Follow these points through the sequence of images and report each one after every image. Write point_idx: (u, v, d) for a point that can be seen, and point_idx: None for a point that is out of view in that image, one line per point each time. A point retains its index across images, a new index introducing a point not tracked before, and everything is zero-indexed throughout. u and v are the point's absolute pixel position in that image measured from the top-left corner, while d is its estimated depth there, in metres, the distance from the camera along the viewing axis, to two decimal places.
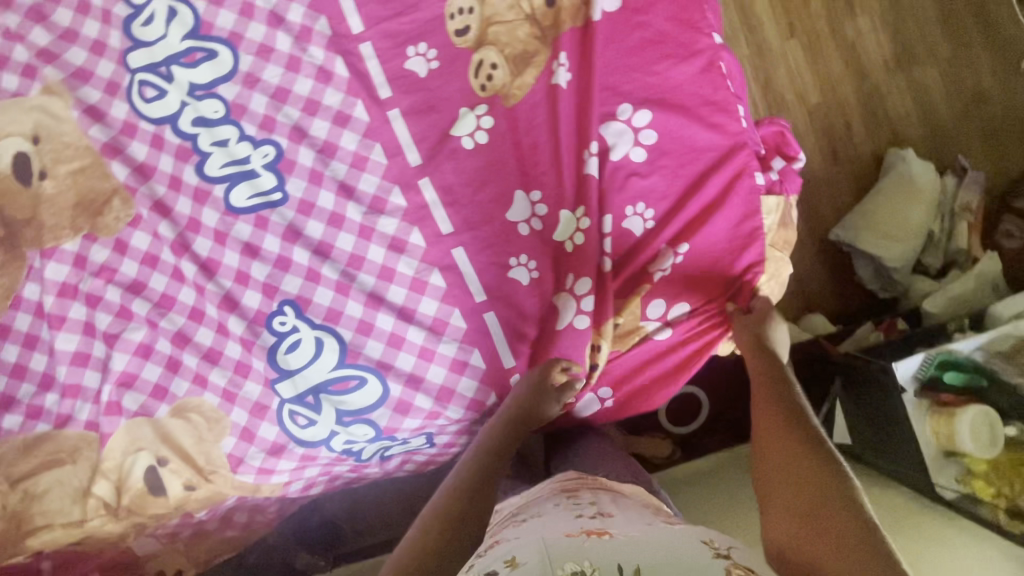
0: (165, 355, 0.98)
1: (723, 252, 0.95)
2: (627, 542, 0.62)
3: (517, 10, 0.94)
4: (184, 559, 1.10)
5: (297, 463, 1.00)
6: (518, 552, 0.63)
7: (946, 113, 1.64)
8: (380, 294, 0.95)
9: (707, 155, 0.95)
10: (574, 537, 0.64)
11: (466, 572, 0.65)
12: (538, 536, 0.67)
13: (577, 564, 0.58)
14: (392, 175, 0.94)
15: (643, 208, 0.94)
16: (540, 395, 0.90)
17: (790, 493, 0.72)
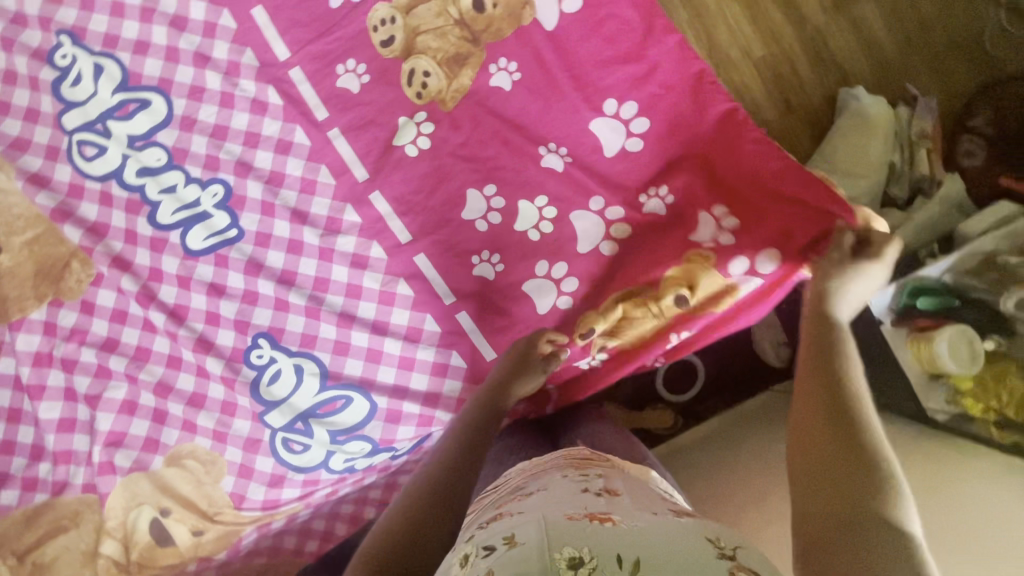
0: (149, 407, 0.98)
1: (769, 202, 0.88)
2: (633, 531, 0.54)
3: (445, 16, 0.92)
4: None
5: (300, 490, 0.99)
6: (518, 530, 0.56)
7: (890, 45, 1.65)
8: (351, 312, 0.95)
9: (701, 123, 0.90)
10: (577, 520, 0.56)
11: (461, 546, 0.58)
12: (541, 511, 0.60)
13: (575, 549, 0.51)
14: (342, 194, 0.94)
15: (660, 189, 0.92)
16: (525, 364, 0.86)
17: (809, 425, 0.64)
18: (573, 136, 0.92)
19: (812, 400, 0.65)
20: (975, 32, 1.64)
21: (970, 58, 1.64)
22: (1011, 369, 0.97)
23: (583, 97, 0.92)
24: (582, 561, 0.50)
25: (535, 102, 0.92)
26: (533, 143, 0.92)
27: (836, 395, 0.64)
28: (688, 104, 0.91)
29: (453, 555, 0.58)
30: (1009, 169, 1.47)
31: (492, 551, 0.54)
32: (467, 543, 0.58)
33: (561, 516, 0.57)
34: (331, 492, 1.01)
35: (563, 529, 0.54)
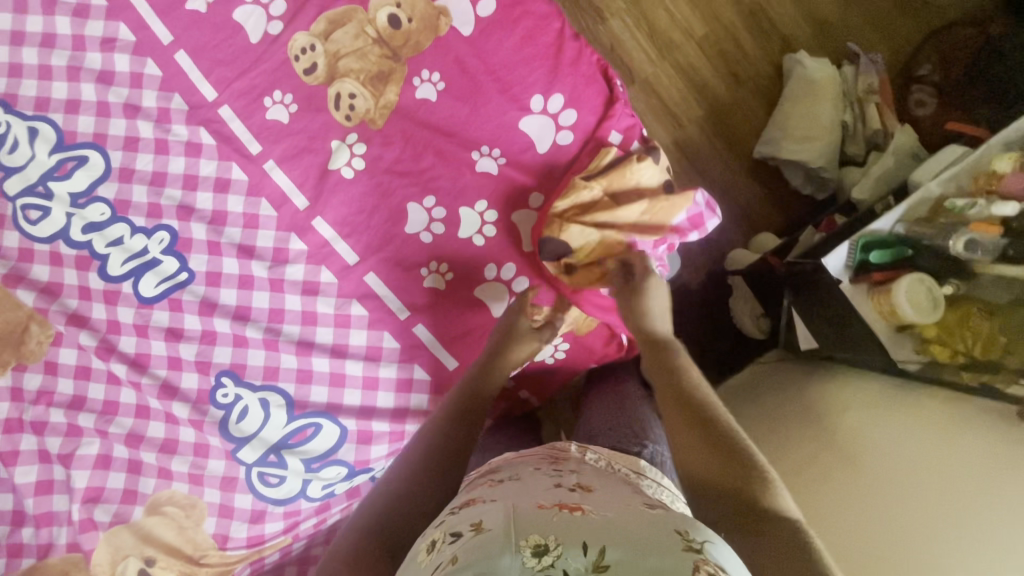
0: (124, 459, 0.98)
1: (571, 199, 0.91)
2: (602, 522, 0.53)
3: (364, 37, 0.93)
4: None
5: (283, 522, 0.99)
6: (487, 517, 0.56)
7: (827, 7, 1.65)
8: (308, 340, 0.96)
9: (603, 116, 0.93)
10: (545, 510, 0.56)
11: (438, 526, 0.59)
12: (509, 500, 0.59)
13: (540, 536, 0.50)
14: (285, 224, 0.95)
15: None
16: (511, 336, 0.89)
17: (687, 435, 0.71)
18: (504, 137, 0.93)
19: (679, 412, 0.74)
20: None
21: (910, 10, 1.64)
22: (973, 310, 0.97)
23: (509, 98, 0.92)
24: (546, 550, 0.49)
25: (463, 110, 0.93)
26: (466, 149, 0.93)
27: (696, 402, 0.74)
28: (613, 98, 0.93)
29: (422, 540, 0.59)
30: (959, 116, 1.46)
31: (460, 537, 0.53)
32: (437, 529, 0.59)
33: (530, 506, 0.57)
34: (317, 522, 1.01)
35: (530, 520, 0.54)
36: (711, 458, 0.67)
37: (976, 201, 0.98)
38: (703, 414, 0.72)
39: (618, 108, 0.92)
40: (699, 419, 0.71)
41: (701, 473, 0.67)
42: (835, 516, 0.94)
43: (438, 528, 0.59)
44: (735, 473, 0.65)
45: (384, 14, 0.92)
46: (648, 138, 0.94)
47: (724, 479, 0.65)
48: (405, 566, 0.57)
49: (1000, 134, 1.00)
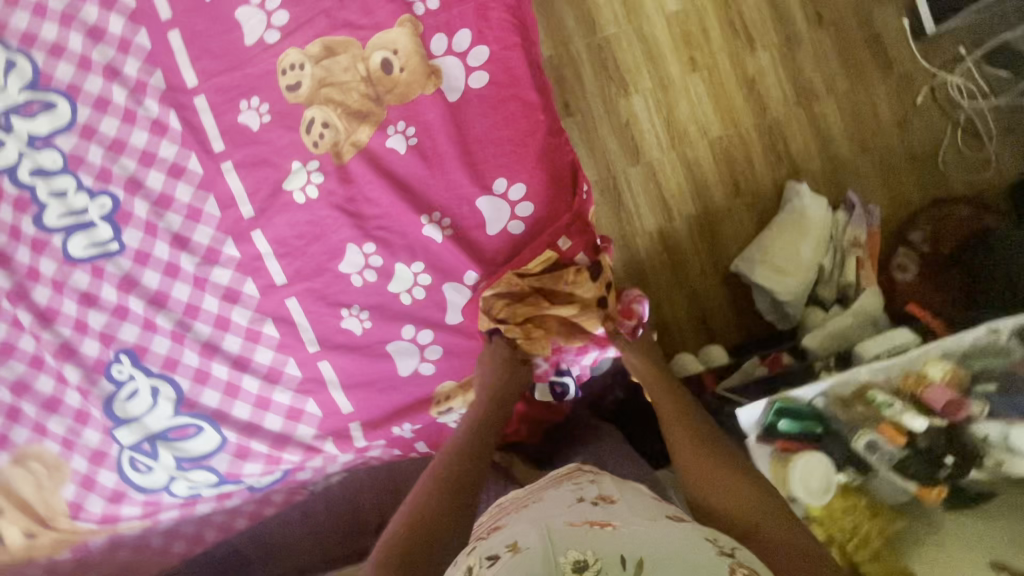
0: (4, 404, 0.98)
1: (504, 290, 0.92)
2: (633, 533, 0.56)
3: (353, 71, 0.93)
4: None
5: (140, 509, 0.99)
6: (521, 537, 0.58)
7: (845, 149, 1.57)
8: (215, 343, 0.96)
9: (559, 219, 0.93)
10: (578, 525, 0.58)
11: (472, 553, 0.62)
12: (539, 518, 0.61)
13: (578, 552, 0.52)
14: (225, 227, 0.95)
15: None
16: (507, 366, 0.91)
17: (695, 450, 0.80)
18: (457, 208, 0.93)
19: (683, 429, 0.83)
20: (930, 149, 1.55)
21: (920, 172, 1.56)
22: (861, 504, 0.97)
23: (473, 173, 0.92)
24: (586, 562, 0.51)
25: (427, 171, 0.93)
26: (417, 209, 0.93)
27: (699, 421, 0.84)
28: (571, 205, 0.94)
29: (458, 568, 0.60)
30: (931, 295, 1.39)
31: (499, 558, 0.55)
32: (472, 555, 0.60)
33: (562, 521, 0.59)
34: (179, 514, 1.01)
35: (564, 535, 0.55)
36: (717, 466, 0.76)
37: (895, 401, 0.98)
38: (709, 434, 0.82)
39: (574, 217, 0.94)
40: (706, 439, 0.81)
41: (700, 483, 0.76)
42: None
43: (473, 554, 0.61)
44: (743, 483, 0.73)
45: (378, 57, 0.93)
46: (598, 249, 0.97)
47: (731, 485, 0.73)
48: None
49: (939, 342, 1.00)
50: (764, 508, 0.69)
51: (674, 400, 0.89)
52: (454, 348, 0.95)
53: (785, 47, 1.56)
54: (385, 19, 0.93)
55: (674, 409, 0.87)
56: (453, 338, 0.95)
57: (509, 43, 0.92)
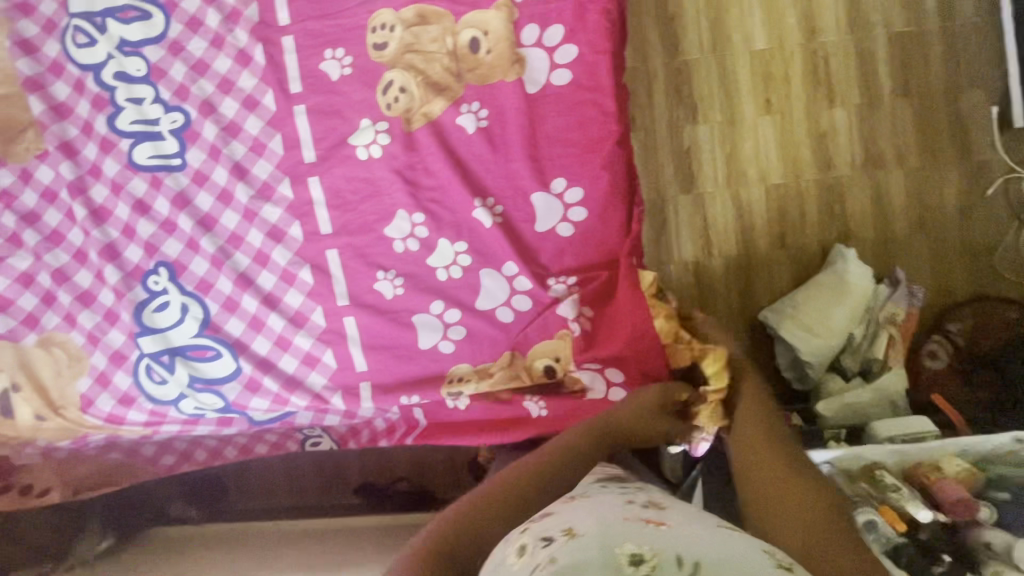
0: (43, 288, 1.02)
1: (539, 290, 0.94)
2: (690, 534, 0.55)
3: (441, 43, 0.94)
4: (55, 477, 1.10)
5: (145, 417, 1.02)
6: (575, 524, 0.58)
7: (901, 225, 1.53)
8: (250, 277, 0.98)
9: (609, 231, 0.93)
10: (632, 520, 0.58)
11: (522, 533, 0.62)
12: (595, 509, 0.61)
13: (635, 545, 0.53)
14: (284, 167, 0.97)
15: (568, 278, 0.94)
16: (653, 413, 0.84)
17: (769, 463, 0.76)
18: (512, 199, 0.94)
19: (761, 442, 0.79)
20: (990, 244, 1.50)
21: (973, 265, 1.51)
22: None
23: (535, 168, 0.93)
24: (644, 558, 0.51)
25: (490, 156, 0.93)
26: (472, 190, 0.93)
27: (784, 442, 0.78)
28: (625, 221, 0.94)
29: (509, 546, 0.60)
30: (958, 390, 1.36)
31: (553, 540, 0.56)
32: (524, 535, 0.60)
33: (616, 516, 0.58)
34: (179, 430, 1.04)
35: (620, 529, 0.56)
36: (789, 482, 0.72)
37: (902, 486, 0.96)
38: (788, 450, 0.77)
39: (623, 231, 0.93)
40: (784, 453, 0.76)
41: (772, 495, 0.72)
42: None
43: (522, 536, 0.61)
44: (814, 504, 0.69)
45: (467, 34, 0.93)
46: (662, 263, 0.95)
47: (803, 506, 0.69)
48: (494, 568, 0.58)
49: (962, 441, 1.01)
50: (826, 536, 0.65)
51: (767, 422, 0.82)
52: (474, 333, 0.96)
53: (864, 109, 1.52)
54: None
55: (760, 432, 0.80)
56: (480, 324, 0.95)
57: (600, 48, 0.92)
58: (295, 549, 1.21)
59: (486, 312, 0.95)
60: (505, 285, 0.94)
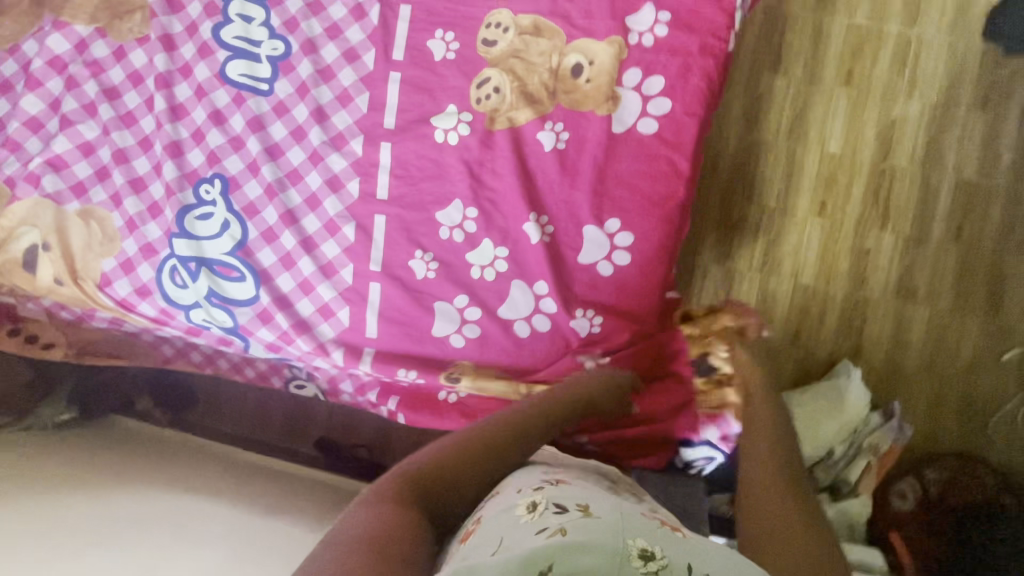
0: (101, 162, 1.04)
1: (562, 317, 0.96)
2: (700, 545, 0.60)
3: (546, 59, 0.97)
4: (60, 336, 1.15)
5: (154, 313, 1.04)
6: (592, 505, 0.63)
7: (912, 361, 1.54)
8: (297, 215, 1.01)
9: (645, 282, 0.96)
10: (650, 518, 0.63)
11: (536, 493, 0.68)
12: (615, 498, 0.67)
13: (647, 543, 0.57)
14: (363, 124, 1.00)
15: (592, 314, 0.96)
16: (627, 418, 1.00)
17: (771, 445, 0.84)
18: (564, 223, 0.96)
19: (763, 429, 0.86)
20: (991, 406, 1.51)
21: (968, 421, 1.52)
22: None
23: (595, 202, 0.95)
24: (654, 555, 0.56)
25: (557, 178, 0.96)
26: (530, 204, 0.95)
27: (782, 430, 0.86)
28: (662, 278, 0.96)
29: (520, 499, 0.67)
30: (913, 537, 1.34)
31: (569, 510, 0.62)
32: (538, 495, 0.66)
33: (636, 510, 0.64)
34: (181, 334, 1.07)
35: (637, 523, 0.60)
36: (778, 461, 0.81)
37: None
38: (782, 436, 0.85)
39: (657, 286, 0.96)
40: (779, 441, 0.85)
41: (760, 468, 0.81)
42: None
43: (535, 496, 0.67)
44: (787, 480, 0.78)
45: (573, 58, 0.96)
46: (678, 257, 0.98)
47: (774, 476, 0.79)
48: (501, 515, 0.65)
49: None
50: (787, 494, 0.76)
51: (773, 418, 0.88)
52: (486, 336, 0.97)
53: (913, 241, 1.54)
54: (598, 30, 0.96)
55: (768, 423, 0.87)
56: (496, 330, 0.97)
57: (692, 110, 0.94)
58: (250, 483, 1.23)
59: (505, 320, 0.97)
60: (530, 301, 0.97)
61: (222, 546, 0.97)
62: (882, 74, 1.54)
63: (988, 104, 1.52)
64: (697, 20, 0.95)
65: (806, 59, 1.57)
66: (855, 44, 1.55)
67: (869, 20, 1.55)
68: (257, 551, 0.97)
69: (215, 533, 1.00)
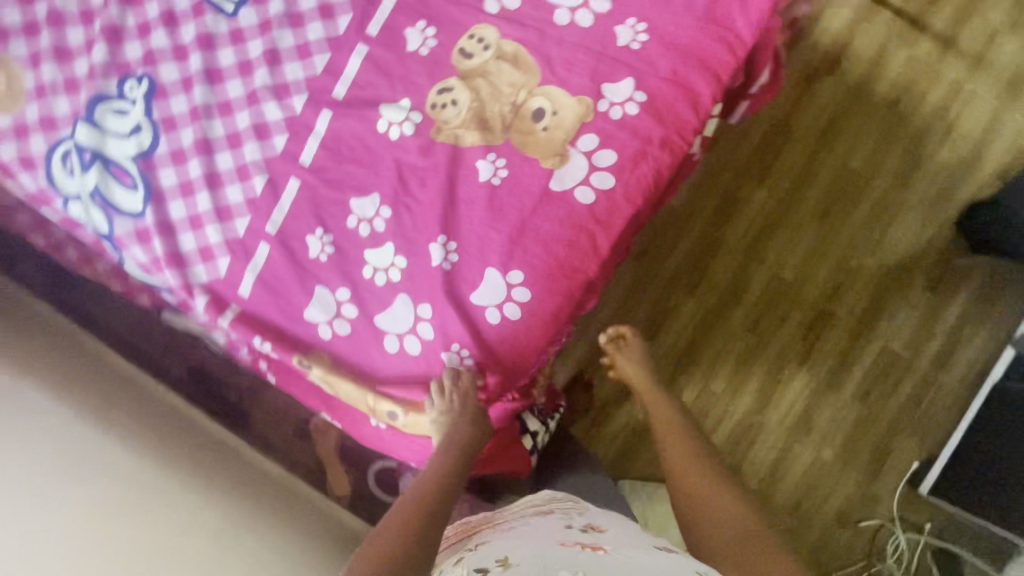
0: (32, 15, 0.97)
1: (433, 345, 0.93)
2: (620, 561, 0.57)
3: (512, 91, 0.94)
4: None
5: (32, 189, 0.97)
6: (513, 555, 0.59)
7: (781, 500, 1.49)
8: (213, 147, 0.96)
9: (528, 341, 0.93)
10: (567, 547, 0.60)
11: (460, 563, 0.64)
12: (535, 540, 0.63)
13: (570, 572, 0.54)
14: (312, 85, 0.96)
15: (463, 354, 0.92)
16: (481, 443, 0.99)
17: (675, 436, 0.95)
18: (470, 255, 0.93)
19: (667, 419, 0.98)
20: (834, 568, 1.46)
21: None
22: None
23: (507, 247, 0.92)
24: None
25: (479, 211, 0.93)
26: (444, 225, 0.92)
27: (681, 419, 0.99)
28: (544, 344, 0.94)
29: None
30: None
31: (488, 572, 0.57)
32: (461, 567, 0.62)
33: (554, 544, 0.61)
34: (56, 220, 1.00)
35: (558, 557, 0.57)
36: (689, 449, 0.91)
37: None
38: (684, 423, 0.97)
39: (539, 348, 0.94)
40: (681, 427, 0.96)
41: (677, 458, 0.91)
42: (129, 534, 0.89)
43: (458, 567, 0.63)
44: (698, 462, 0.89)
45: (537, 101, 0.94)
46: (580, 311, 0.98)
47: (690, 464, 0.89)
48: None
49: None
50: (704, 475, 0.86)
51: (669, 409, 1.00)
52: (354, 335, 0.94)
53: (824, 386, 1.51)
54: (571, 83, 0.94)
55: (668, 414, 0.99)
56: (366, 333, 0.94)
57: (631, 196, 0.93)
58: (131, 403, 1.14)
59: (378, 326, 0.94)
60: (409, 318, 0.93)
61: (72, 487, 0.91)
62: (856, 221, 1.55)
63: (938, 287, 1.53)
64: (668, 112, 0.94)
65: (793, 180, 1.56)
66: (840, 182, 1.56)
67: (861, 166, 1.56)
68: (80, 490, 0.91)
69: (71, 466, 0.93)
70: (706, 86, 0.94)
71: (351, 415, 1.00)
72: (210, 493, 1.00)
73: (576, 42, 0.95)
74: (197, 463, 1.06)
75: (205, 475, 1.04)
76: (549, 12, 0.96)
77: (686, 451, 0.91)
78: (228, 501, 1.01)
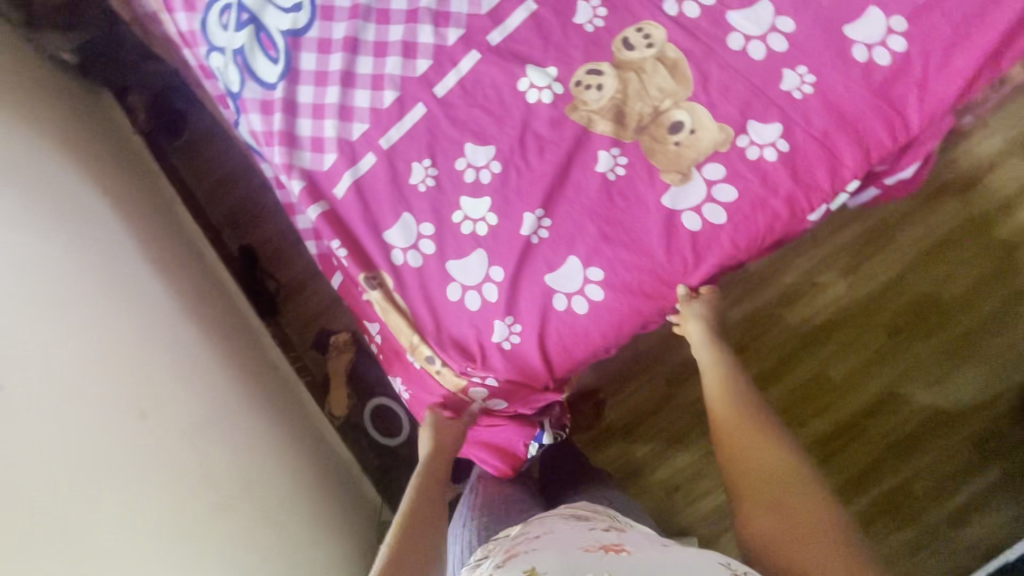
0: None
1: (492, 308, 0.93)
2: (644, 560, 0.56)
3: (658, 95, 0.93)
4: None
5: (187, 29, 1.02)
6: (538, 562, 0.56)
7: None
8: (358, 49, 0.98)
9: (582, 339, 0.93)
10: (591, 552, 0.58)
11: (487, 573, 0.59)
12: (556, 545, 0.61)
13: None
14: (472, 23, 0.97)
15: (515, 328, 0.93)
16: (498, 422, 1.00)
17: (741, 420, 0.83)
18: (559, 235, 0.92)
19: (731, 401, 0.87)
20: None
21: None
22: None
23: (597, 243, 0.91)
24: None
25: (583, 199, 0.92)
26: (545, 198, 0.92)
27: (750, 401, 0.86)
28: (595, 347, 0.93)
29: None
30: None
31: None
32: None
33: (577, 546, 0.59)
34: (195, 65, 1.04)
35: (584, 561, 0.55)
36: (754, 435, 0.80)
37: None
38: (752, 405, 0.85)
39: (588, 348, 0.93)
40: (749, 410, 0.84)
41: (740, 444, 0.80)
42: (135, 361, 0.87)
43: None
44: (768, 452, 0.77)
45: (679, 113, 0.92)
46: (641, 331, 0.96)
47: (758, 454, 0.78)
48: None
49: None
50: (772, 467, 0.75)
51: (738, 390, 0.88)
52: (421, 270, 0.95)
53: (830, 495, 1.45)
54: (720, 108, 0.91)
55: (733, 396, 0.87)
56: (434, 272, 0.95)
57: (735, 238, 0.91)
58: (180, 271, 1.16)
59: (448, 271, 0.94)
60: (479, 275, 0.93)
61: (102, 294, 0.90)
62: (929, 348, 1.47)
63: (983, 445, 1.45)
64: (804, 171, 0.91)
65: (880, 284, 1.49)
66: (925, 304, 1.48)
67: (953, 297, 1.48)
68: (110, 300, 0.91)
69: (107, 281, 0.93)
70: (852, 159, 0.90)
71: (391, 345, 1.02)
72: (205, 372, 1.01)
73: (740, 71, 0.92)
74: (214, 354, 1.07)
75: (207, 356, 1.04)
76: (724, 32, 0.93)
77: (755, 438, 0.80)
78: (218, 388, 1.02)
